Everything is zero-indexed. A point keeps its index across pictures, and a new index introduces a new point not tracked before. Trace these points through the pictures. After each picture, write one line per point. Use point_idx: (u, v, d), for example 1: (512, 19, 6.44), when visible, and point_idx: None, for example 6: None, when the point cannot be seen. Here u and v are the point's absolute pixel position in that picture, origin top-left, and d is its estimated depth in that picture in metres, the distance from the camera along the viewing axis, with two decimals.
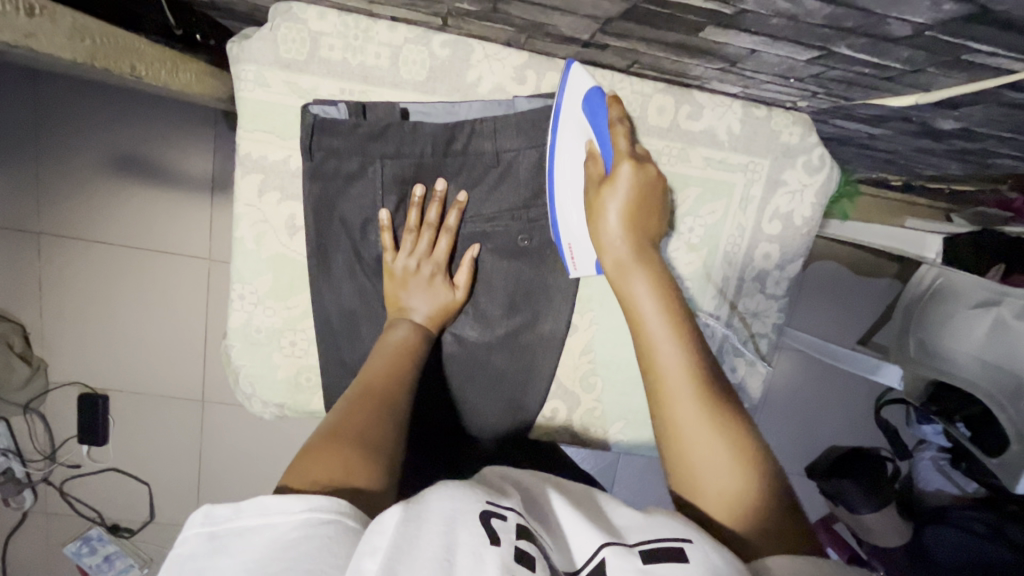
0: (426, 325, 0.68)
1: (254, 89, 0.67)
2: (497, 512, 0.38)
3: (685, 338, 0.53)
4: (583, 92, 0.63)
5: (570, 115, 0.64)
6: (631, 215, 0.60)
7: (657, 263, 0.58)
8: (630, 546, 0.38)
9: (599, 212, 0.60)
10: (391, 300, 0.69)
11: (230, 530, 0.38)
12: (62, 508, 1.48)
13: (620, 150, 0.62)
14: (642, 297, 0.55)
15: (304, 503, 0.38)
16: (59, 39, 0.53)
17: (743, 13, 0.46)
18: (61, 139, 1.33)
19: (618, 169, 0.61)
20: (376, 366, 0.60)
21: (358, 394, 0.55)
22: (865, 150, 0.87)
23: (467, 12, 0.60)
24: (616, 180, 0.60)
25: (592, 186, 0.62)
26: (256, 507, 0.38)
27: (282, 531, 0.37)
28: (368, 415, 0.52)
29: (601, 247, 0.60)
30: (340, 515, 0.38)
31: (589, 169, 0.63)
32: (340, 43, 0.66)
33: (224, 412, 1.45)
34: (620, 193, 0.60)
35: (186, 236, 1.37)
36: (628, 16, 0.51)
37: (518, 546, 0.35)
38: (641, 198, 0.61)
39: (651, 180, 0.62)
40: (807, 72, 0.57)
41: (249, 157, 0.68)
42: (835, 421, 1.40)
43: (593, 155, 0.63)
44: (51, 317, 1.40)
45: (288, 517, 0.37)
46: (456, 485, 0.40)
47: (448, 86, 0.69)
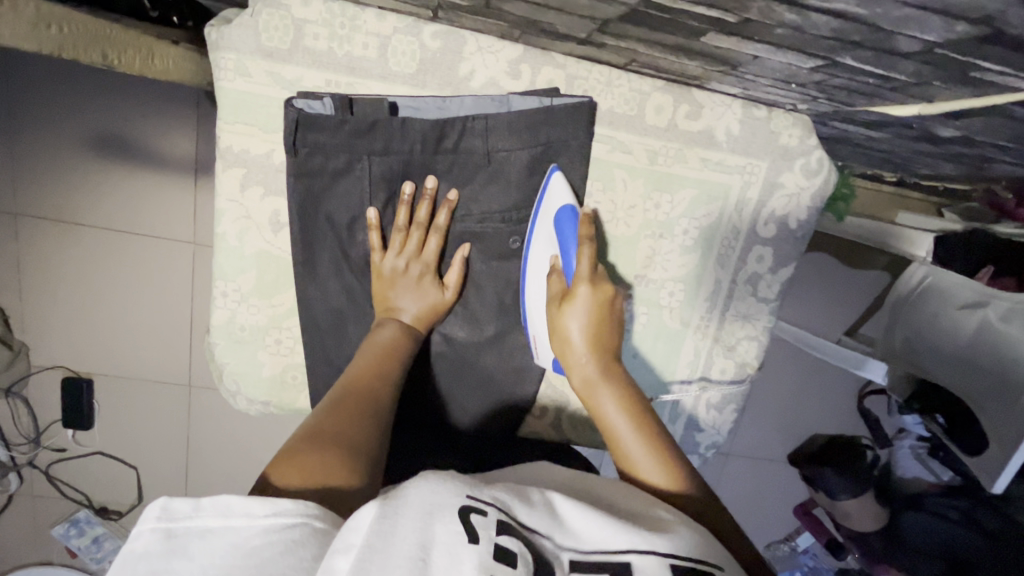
0: (414, 325, 0.67)
1: (235, 79, 0.64)
2: (477, 507, 0.37)
3: (653, 446, 0.51)
4: (554, 213, 0.65)
5: (544, 227, 0.66)
6: (596, 330, 0.58)
7: (622, 377, 0.57)
8: (659, 557, 0.38)
9: (563, 334, 0.59)
10: (377, 297, 0.68)
11: (187, 530, 0.36)
12: (49, 491, 1.48)
13: (580, 271, 0.60)
14: (610, 418, 0.54)
15: (270, 507, 0.37)
16: (21, 29, 0.51)
17: (747, 22, 0.44)
18: (37, 118, 1.29)
19: (576, 290, 0.59)
20: (362, 365, 0.59)
21: (345, 392, 0.54)
22: (862, 149, 0.86)
23: (458, 6, 0.57)
24: (574, 299, 0.59)
25: (555, 303, 0.61)
26: (217, 507, 0.37)
27: (245, 536, 0.36)
28: (355, 416, 0.52)
29: (568, 364, 0.59)
30: (309, 516, 0.37)
31: (554, 284, 0.62)
32: (326, 32, 0.63)
33: (212, 397, 1.44)
34: (580, 311, 0.58)
35: (170, 219, 1.34)
36: (628, 18, 0.49)
37: (497, 544, 0.35)
38: (604, 312, 0.59)
39: (614, 300, 0.60)
40: (809, 78, 0.56)
41: (230, 150, 0.65)
42: (819, 412, 1.43)
43: (557, 272, 0.63)
44: (31, 301, 1.37)
45: (252, 521, 0.36)
46: (437, 477, 0.39)
47: (438, 80, 0.66)
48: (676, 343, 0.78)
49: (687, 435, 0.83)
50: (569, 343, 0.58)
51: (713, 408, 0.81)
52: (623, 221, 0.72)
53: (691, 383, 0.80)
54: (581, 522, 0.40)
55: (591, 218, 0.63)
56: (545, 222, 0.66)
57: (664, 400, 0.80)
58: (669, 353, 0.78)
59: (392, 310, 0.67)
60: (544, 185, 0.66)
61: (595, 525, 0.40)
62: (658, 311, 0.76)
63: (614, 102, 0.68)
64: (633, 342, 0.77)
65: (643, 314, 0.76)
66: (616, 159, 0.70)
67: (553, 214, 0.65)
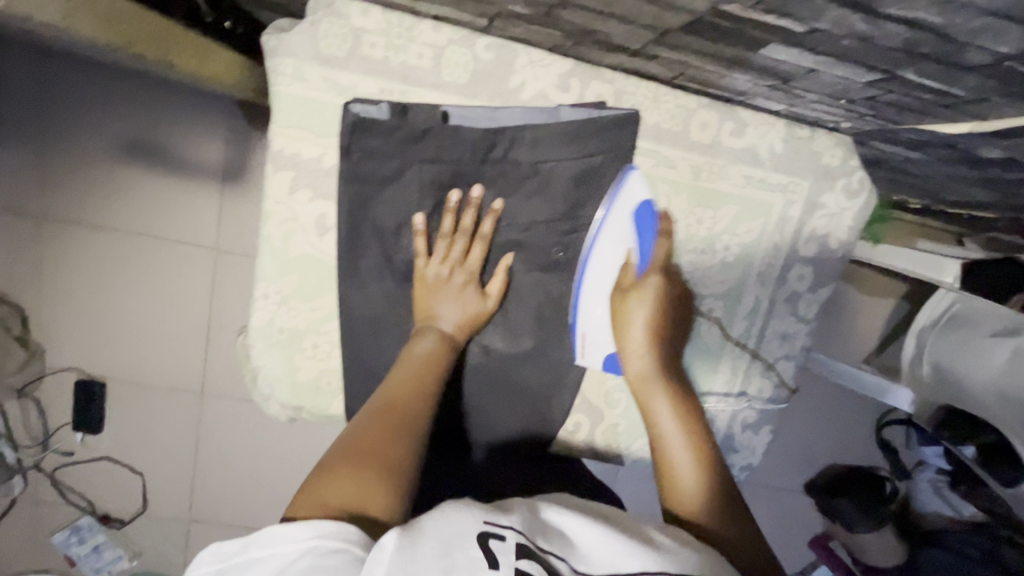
0: (455, 334, 0.66)
1: (292, 83, 0.65)
2: (495, 531, 0.38)
3: (691, 430, 0.61)
4: (635, 202, 0.68)
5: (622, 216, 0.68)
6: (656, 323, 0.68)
7: (672, 373, 0.67)
8: (666, 568, 0.39)
9: (627, 320, 0.68)
10: (419, 304, 0.67)
11: (242, 565, 0.39)
12: (53, 496, 1.45)
13: (654, 262, 0.69)
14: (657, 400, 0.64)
15: (314, 529, 0.39)
16: (94, 18, 0.51)
17: (814, 33, 0.44)
18: (72, 123, 1.31)
19: (646, 283, 0.68)
20: (400, 378, 0.58)
21: (379, 408, 0.54)
22: (896, 173, 0.87)
23: (517, 15, 0.57)
24: (642, 291, 0.68)
25: (620, 292, 0.69)
26: (265, 539, 0.39)
27: (290, 559, 0.38)
28: (389, 430, 0.51)
29: (625, 350, 0.68)
30: (350, 541, 0.38)
31: (621, 276, 0.69)
32: (382, 41, 0.64)
33: (224, 404, 1.44)
34: (647, 302, 0.68)
35: (197, 224, 1.36)
36: (690, 28, 0.49)
37: (518, 569, 0.36)
38: (664, 309, 0.69)
39: (672, 300, 0.70)
40: (862, 94, 0.56)
41: (282, 153, 0.66)
42: (840, 440, 1.41)
43: (630, 263, 0.69)
44: (51, 301, 1.37)
45: (297, 544, 0.38)
46: (453, 505, 0.40)
47: (489, 91, 0.67)
48: (715, 359, 0.77)
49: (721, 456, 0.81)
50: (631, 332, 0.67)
51: (748, 429, 0.81)
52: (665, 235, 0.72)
53: (729, 403, 0.79)
54: (591, 543, 0.41)
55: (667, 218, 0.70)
56: (621, 215, 0.68)
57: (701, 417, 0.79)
58: (708, 369, 0.77)
59: (432, 319, 0.66)
60: (622, 178, 0.68)
61: (595, 537, 0.41)
62: (698, 326, 0.76)
63: (660, 117, 0.69)
64: None
65: None
66: (660, 174, 0.71)
67: (631, 208, 0.68)
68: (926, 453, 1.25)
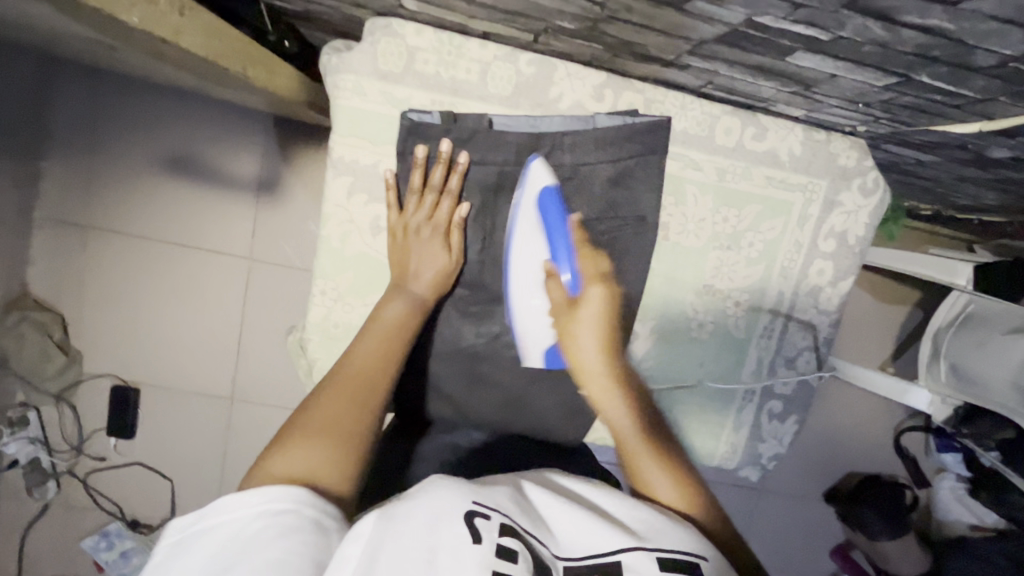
0: (424, 295, 0.70)
1: (352, 97, 0.71)
2: (481, 511, 0.41)
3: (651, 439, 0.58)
4: (535, 191, 0.70)
5: (529, 216, 0.70)
6: (602, 330, 0.65)
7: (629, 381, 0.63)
8: (647, 551, 0.43)
9: (574, 333, 0.65)
10: (394, 266, 0.72)
11: (193, 533, 0.43)
12: (84, 502, 1.49)
13: (585, 274, 0.68)
14: (617, 416, 0.60)
15: (261, 497, 0.43)
16: (198, 39, 0.57)
17: (837, 40, 0.50)
18: (118, 140, 1.39)
19: (586, 294, 0.67)
20: (365, 350, 0.60)
21: (335, 382, 0.56)
22: (907, 176, 0.92)
23: (562, 31, 0.64)
24: (582, 305, 0.66)
25: (560, 310, 0.67)
26: (215, 510, 0.44)
27: (242, 523, 0.42)
28: (344, 406, 0.54)
29: (578, 372, 0.64)
30: (298, 505, 0.43)
31: (554, 290, 0.68)
32: (434, 58, 0.71)
33: (254, 409, 1.48)
34: (590, 313, 0.66)
35: (233, 234, 1.43)
36: (722, 39, 0.55)
37: (501, 544, 0.39)
38: (610, 318, 0.66)
39: (615, 306, 0.68)
40: (877, 97, 0.62)
41: (342, 159, 0.73)
42: (860, 445, 1.42)
43: (552, 274, 0.68)
44: (93, 310, 1.44)
45: (247, 510, 0.43)
46: (445, 484, 0.43)
47: (531, 101, 0.73)
48: (741, 350, 0.82)
49: (750, 445, 0.85)
50: (578, 344, 0.64)
51: (774, 418, 0.85)
52: (693, 232, 0.77)
53: (756, 392, 0.83)
54: (574, 528, 0.45)
55: (580, 222, 0.71)
56: (529, 211, 0.70)
57: (731, 406, 0.83)
58: (735, 359, 0.82)
59: (400, 284, 0.70)
60: (526, 169, 0.71)
61: (580, 526, 0.44)
62: (724, 320, 0.81)
63: (687, 123, 0.75)
64: (699, 350, 0.81)
65: (708, 320, 0.80)
66: (688, 176, 0.76)
67: (536, 205, 0.70)
68: (945, 458, 1.33)
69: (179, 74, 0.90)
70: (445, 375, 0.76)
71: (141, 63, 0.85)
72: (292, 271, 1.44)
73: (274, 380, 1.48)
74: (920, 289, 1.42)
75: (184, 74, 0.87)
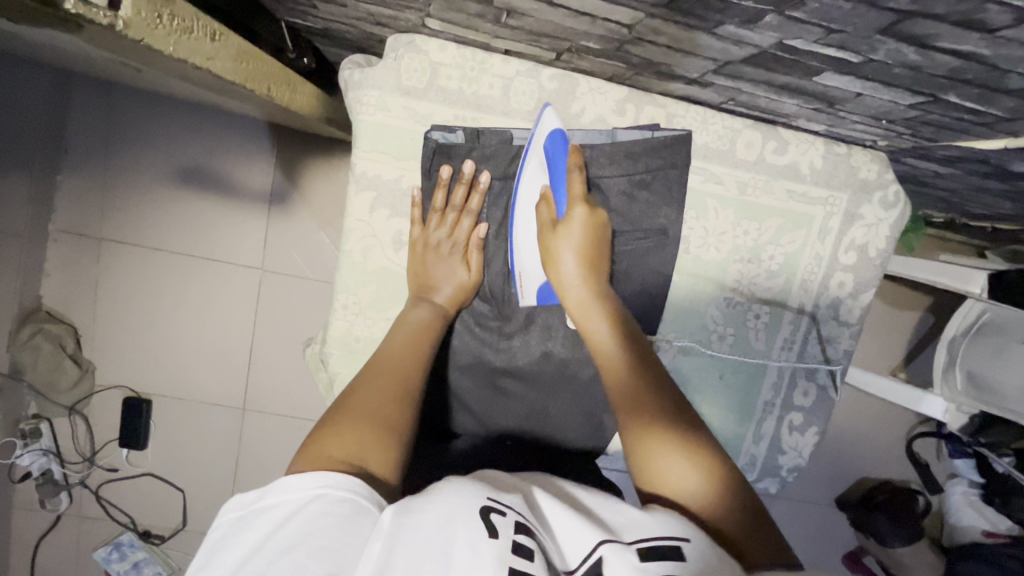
0: (446, 307, 0.71)
1: (375, 112, 0.72)
2: (496, 507, 0.41)
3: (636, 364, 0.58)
4: (545, 133, 0.68)
5: (536, 153, 0.69)
6: (586, 257, 0.66)
7: (612, 304, 0.64)
8: (627, 544, 0.41)
9: (556, 258, 0.66)
10: (413, 278, 0.72)
11: (254, 508, 0.44)
12: (96, 513, 1.49)
13: (573, 195, 0.68)
14: (598, 334, 0.61)
15: (321, 480, 0.44)
16: (228, 63, 0.58)
17: (867, 63, 0.50)
18: (130, 151, 1.40)
19: (570, 216, 0.67)
20: (395, 348, 0.62)
21: (374, 372, 0.58)
22: (923, 185, 0.92)
23: (587, 50, 0.64)
24: (567, 224, 0.67)
25: (547, 230, 0.68)
26: (276, 489, 0.44)
27: (300, 504, 0.43)
28: (387, 394, 0.55)
29: (562, 289, 0.66)
30: (354, 492, 0.44)
31: (544, 211, 0.69)
32: (457, 74, 0.71)
33: (264, 420, 1.48)
34: (573, 233, 0.66)
35: (245, 245, 1.43)
36: (750, 59, 0.55)
37: (516, 540, 0.39)
38: (595, 238, 0.67)
39: (602, 224, 0.69)
40: (902, 114, 0.62)
41: (365, 175, 0.73)
42: (874, 452, 1.42)
43: (547, 198, 0.69)
44: (105, 321, 1.44)
45: (305, 491, 0.43)
46: (460, 483, 0.44)
47: (553, 116, 0.73)
48: (762, 363, 0.81)
49: (770, 458, 0.85)
50: (562, 270, 0.66)
51: (795, 431, 0.84)
52: (714, 245, 0.77)
53: (776, 405, 0.83)
54: (566, 528, 0.43)
55: (580, 149, 0.69)
56: (535, 151, 0.69)
57: (751, 419, 0.83)
58: (755, 371, 0.81)
59: (428, 291, 0.71)
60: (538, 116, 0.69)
61: (573, 525, 0.43)
62: (744, 331, 0.80)
63: (709, 137, 0.75)
64: (719, 362, 0.81)
65: (730, 333, 0.80)
66: (708, 190, 0.76)
67: (544, 140, 0.68)
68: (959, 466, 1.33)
69: (197, 89, 0.90)
70: (468, 389, 0.76)
71: (162, 79, 0.86)
72: (304, 282, 1.45)
73: (285, 391, 1.48)
74: (933, 295, 1.42)
75: (204, 89, 0.88)
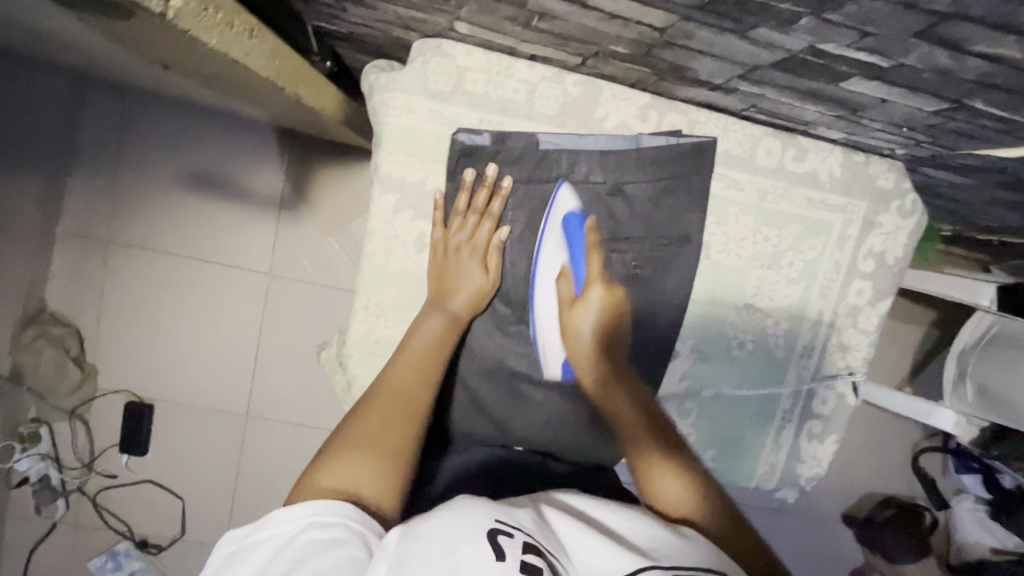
0: (459, 315, 0.70)
1: (401, 115, 0.72)
2: (503, 528, 0.43)
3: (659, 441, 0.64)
4: (563, 212, 0.73)
5: (553, 232, 0.73)
6: (602, 332, 0.73)
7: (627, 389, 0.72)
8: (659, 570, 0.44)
9: (574, 331, 0.73)
10: (434, 280, 0.72)
11: (247, 542, 0.45)
12: (93, 520, 1.46)
13: (591, 274, 0.73)
14: (620, 404, 0.71)
15: (313, 511, 0.46)
16: (263, 59, 0.58)
17: (897, 67, 0.51)
18: (141, 155, 1.40)
19: (588, 295, 0.73)
20: (405, 368, 0.62)
21: (388, 394, 0.58)
22: (936, 196, 0.94)
23: (614, 54, 0.65)
24: (586, 302, 0.73)
25: (566, 307, 0.74)
26: (268, 521, 0.46)
27: (293, 534, 0.44)
28: (396, 418, 0.56)
29: (577, 360, 0.74)
30: (345, 518, 0.45)
31: (563, 288, 0.73)
32: (483, 78, 0.72)
33: (268, 426, 1.46)
34: (592, 310, 0.73)
35: (253, 249, 1.43)
36: (779, 64, 0.56)
37: (523, 560, 0.41)
38: (610, 316, 0.74)
39: (619, 305, 0.74)
40: (924, 122, 0.63)
41: (389, 176, 0.73)
42: (883, 466, 1.41)
43: (566, 275, 0.73)
44: (109, 325, 1.42)
45: (297, 521, 0.45)
46: (466, 505, 0.45)
47: (576, 121, 0.74)
48: (780, 370, 0.81)
49: (788, 467, 0.84)
50: (578, 340, 0.73)
51: (813, 439, 0.84)
52: (734, 251, 0.78)
53: (795, 413, 0.83)
54: (586, 553, 0.45)
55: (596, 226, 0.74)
56: (552, 226, 0.73)
57: (770, 426, 0.83)
58: (774, 379, 0.81)
59: (442, 302, 0.70)
60: (553, 192, 0.73)
61: (594, 552, 0.45)
62: (765, 338, 0.80)
63: (730, 144, 0.76)
64: (739, 369, 0.81)
65: (749, 340, 0.80)
66: (730, 196, 0.77)
67: (560, 218, 0.73)
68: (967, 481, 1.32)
69: (217, 93, 0.91)
70: (488, 392, 0.76)
71: (183, 81, 0.86)
72: (312, 287, 1.44)
73: (290, 396, 1.46)
74: (941, 309, 1.42)
75: (225, 92, 0.89)
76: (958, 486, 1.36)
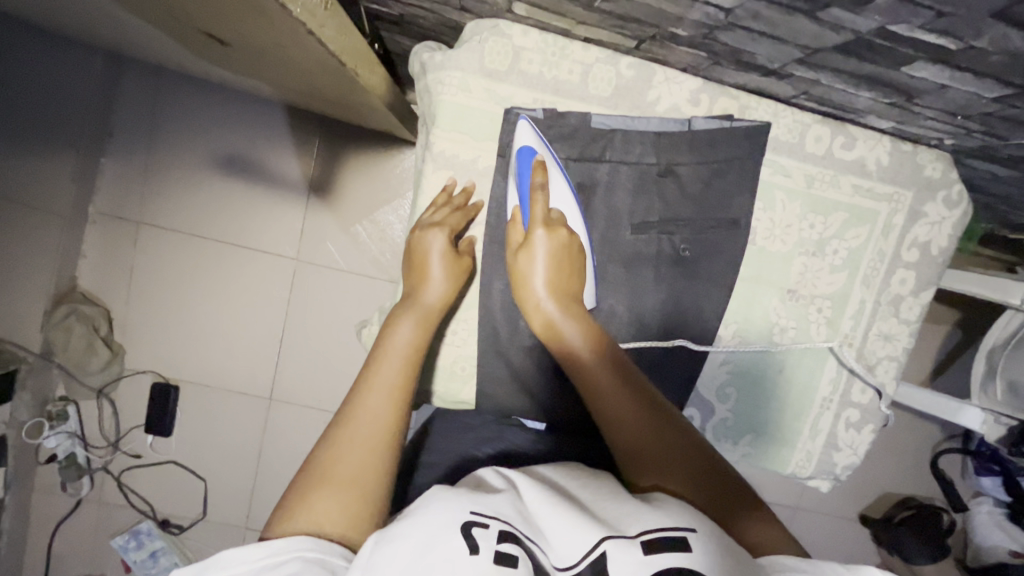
0: (432, 312, 0.68)
1: (456, 93, 0.73)
2: (479, 521, 0.41)
3: (623, 411, 0.58)
4: (518, 146, 0.72)
5: (512, 172, 0.74)
6: (555, 273, 0.66)
7: (584, 322, 0.64)
8: (631, 538, 0.43)
9: (524, 278, 0.67)
10: (411, 272, 0.72)
11: None
12: (117, 498, 1.47)
13: (535, 217, 0.68)
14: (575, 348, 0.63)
15: (266, 551, 0.44)
16: (332, 34, 0.59)
17: (965, 50, 0.52)
18: (173, 138, 1.41)
19: (533, 236, 0.67)
20: (372, 385, 0.57)
21: (346, 419, 0.54)
22: (976, 190, 0.94)
23: (672, 36, 0.66)
24: (532, 245, 0.67)
25: (513, 251, 0.70)
26: (218, 564, 0.44)
27: None
28: (358, 442, 0.53)
29: (529, 308, 0.67)
30: (301, 551, 0.44)
31: (513, 233, 0.70)
32: (539, 59, 0.73)
33: (291, 411, 1.47)
34: (539, 254, 0.66)
35: (280, 234, 1.43)
36: (843, 47, 0.57)
37: (497, 550, 0.40)
38: (559, 255, 0.67)
39: (567, 242, 0.67)
40: (980, 109, 0.64)
41: (443, 155, 0.74)
42: (906, 465, 1.40)
43: (515, 222, 0.71)
44: (138, 306, 1.44)
45: (251, 564, 0.43)
46: (443, 498, 0.44)
47: (628, 103, 0.75)
48: (821, 358, 0.82)
49: (825, 456, 0.84)
50: (529, 288, 0.66)
51: (851, 428, 0.84)
52: (779, 237, 0.78)
53: (833, 402, 0.83)
54: (558, 531, 0.44)
55: (545, 164, 0.70)
56: (511, 168, 0.74)
57: (811, 413, 0.83)
58: (814, 365, 0.81)
59: (414, 303, 0.68)
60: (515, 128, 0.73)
61: (566, 530, 0.44)
62: (807, 324, 0.80)
63: (779, 130, 0.76)
64: (781, 355, 0.81)
65: (792, 327, 0.80)
66: (777, 182, 0.77)
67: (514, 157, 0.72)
68: (984, 484, 1.31)
69: (263, 75, 0.91)
70: (532, 371, 0.76)
71: (232, 62, 0.87)
72: (339, 272, 1.45)
73: (313, 382, 1.47)
74: (969, 308, 1.42)
75: (272, 75, 0.90)
76: (976, 489, 1.35)
